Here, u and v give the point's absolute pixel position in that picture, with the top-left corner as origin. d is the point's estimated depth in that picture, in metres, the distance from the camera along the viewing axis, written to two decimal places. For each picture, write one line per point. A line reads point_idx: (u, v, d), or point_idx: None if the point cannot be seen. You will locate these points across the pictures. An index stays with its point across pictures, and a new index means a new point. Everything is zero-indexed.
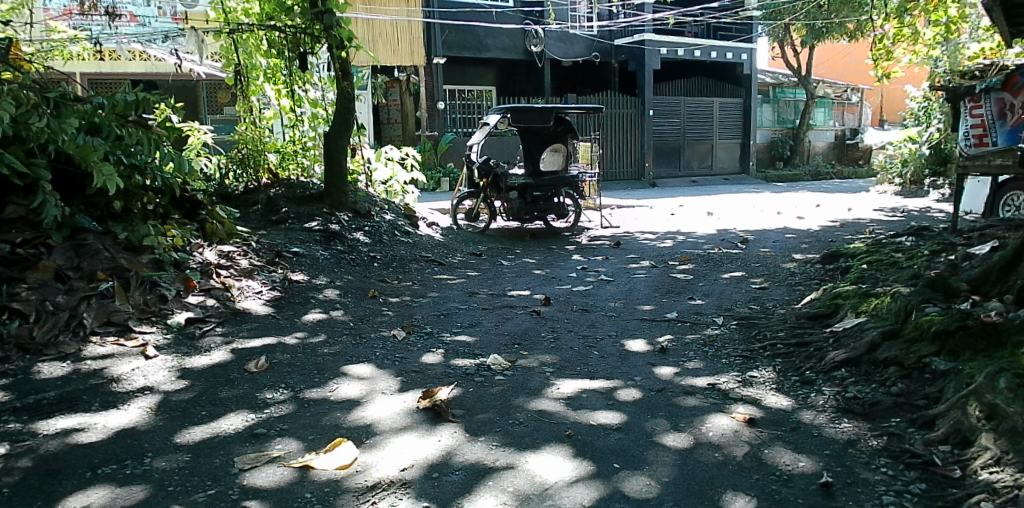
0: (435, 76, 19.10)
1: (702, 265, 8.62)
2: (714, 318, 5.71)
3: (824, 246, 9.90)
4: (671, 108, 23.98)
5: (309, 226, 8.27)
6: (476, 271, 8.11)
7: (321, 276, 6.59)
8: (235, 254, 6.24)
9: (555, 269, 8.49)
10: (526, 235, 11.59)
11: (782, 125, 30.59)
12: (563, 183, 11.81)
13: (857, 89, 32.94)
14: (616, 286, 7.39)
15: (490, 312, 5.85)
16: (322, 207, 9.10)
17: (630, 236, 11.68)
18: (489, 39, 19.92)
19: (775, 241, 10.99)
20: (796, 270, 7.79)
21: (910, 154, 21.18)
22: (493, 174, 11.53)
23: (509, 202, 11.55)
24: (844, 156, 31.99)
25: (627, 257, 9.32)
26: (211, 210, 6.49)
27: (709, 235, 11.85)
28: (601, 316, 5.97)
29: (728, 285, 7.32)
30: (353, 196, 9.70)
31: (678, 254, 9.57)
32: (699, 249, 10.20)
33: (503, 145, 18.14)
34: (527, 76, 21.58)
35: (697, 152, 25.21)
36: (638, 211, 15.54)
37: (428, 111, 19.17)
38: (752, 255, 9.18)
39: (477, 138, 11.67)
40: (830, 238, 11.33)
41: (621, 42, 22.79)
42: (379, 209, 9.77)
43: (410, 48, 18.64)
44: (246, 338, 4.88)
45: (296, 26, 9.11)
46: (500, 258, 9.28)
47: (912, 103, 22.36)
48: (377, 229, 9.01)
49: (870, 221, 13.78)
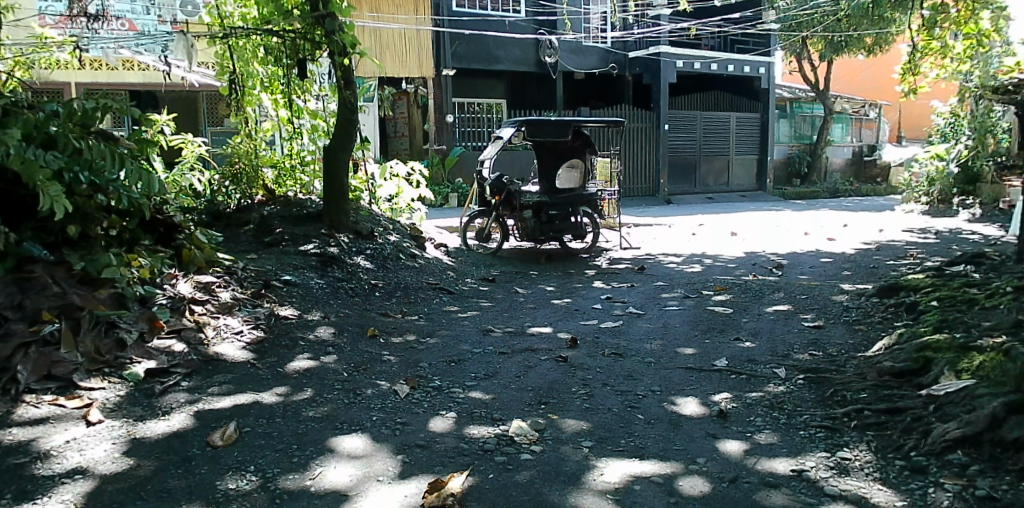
0: (444, 88, 18.25)
1: (740, 295, 7.75)
2: (773, 369, 4.85)
3: (869, 276, 9.04)
4: (686, 122, 23.19)
5: (304, 249, 7.42)
6: (490, 302, 7.26)
7: (315, 310, 5.76)
8: (214, 285, 5.39)
9: (578, 299, 7.63)
10: (541, 258, 10.74)
11: (800, 141, 29.79)
12: (582, 201, 10.98)
13: (875, 104, 32.12)
14: (648, 322, 6.52)
15: (510, 359, 5.00)
16: (320, 227, 8.25)
17: (654, 259, 10.81)
18: (500, 50, 19.12)
19: (812, 267, 10.13)
20: (850, 306, 6.92)
21: (936, 172, 20.29)
22: (507, 192, 10.72)
23: (523, 221, 10.71)
24: (862, 173, 31.14)
25: (655, 285, 8.48)
26: (190, 234, 5.65)
27: (738, 259, 11.01)
28: (638, 363, 5.10)
29: (776, 323, 6.44)
30: (355, 215, 8.85)
31: (711, 282, 8.72)
32: (732, 276, 9.34)
33: (514, 160, 17.34)
34: (539, 87, 20.75)
35: (713, 168, 24.37)
36: (658, 231, 14.68)
37: (436, 124, 18.42)
38: (793, 284, 8.33)
39: (489, 153, 10.87)
40: (872, 264, 10.47)
41: (636, 55, 21.95)
42: (383, 229, 8.93)
43: (418, 59, 17.92)
44: (216, 395, 4.04)
45: (293, 31, 8.32)
46: (515, 285, 8.44)
47: (939, 119, 21.56)
48: (380, 251, 8.16)
49: (908, 244, 12.89)
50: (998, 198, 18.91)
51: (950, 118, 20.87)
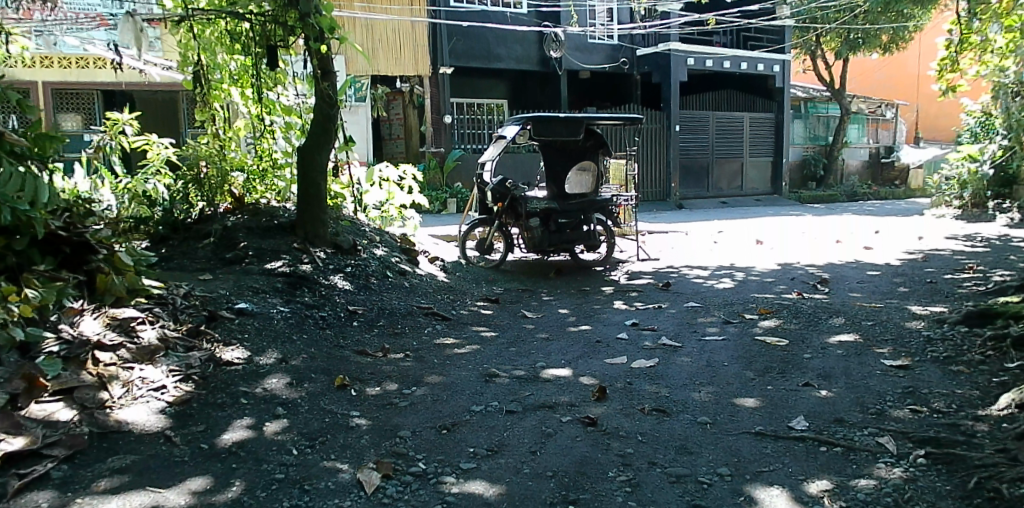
0: (441, 87, 17.03)
1: (792, 320, 6.51)
2: (875, 440, 3.63)
3: (932, 296, 7.80)
4: (699, 123, 21.98)
5: (269, 268, 6.16)
6: (493, 330, 6.02)
7: (272, 352, 4.48)
8: (137, 321, 4.08)
9: (599, 326, 6.39)
10: (551, 271, 9.49)
11: (815, 142, 28.49)
12: (594, 207, 9.77)
13: (891, 104, 30.82)
14: (689, 358, 5.29)
15: (524, 421, 3.77)
16: (292, 241, 6.96)
17: (678, 273, 9.57)
18: (501, 48, 17.88)
19: (859, 282, 8.92)
20: (933, 338, 5.70)
21: (969, 174, 19.07)
22: (511, 197, 9.48)
23: (529, 230, 9.47)
24: (878, 175, 30.00)
25: (685, 305, 7.24)
26: (109, 254, 4.39)
27: (774, 273, 9.80)
28: (692, 425, 3.87)
29: (850, 362, 5.22)
30: (335, 225, 7.55)
31: (751, 301, 7.48)
32: (773, 294, 8.11)
33: (515, 164, 16.15)
34: (542, 88, 19.44)
35: (727, 171, 23.09)
36: (675, 239, 13.43)
37: (434, 126, 17.17)
38: (848, 305, 7.09)
39: (491, 154, 9.67)
40: (928, 278, 9.25)
41: (644, 52, 20.64)
42: (368, 242, 7.67)
43: (414, 56, 16.70)
44: (99, 497, 2.81)
45: (264, 14, 7.01)
46: (523, 307, 7.19)
47: (968, 118, 20.49)
48: (363, 269, 6.90)
49: (956, 255, 11.67)
50: None
51: (983, 115, 19.70)
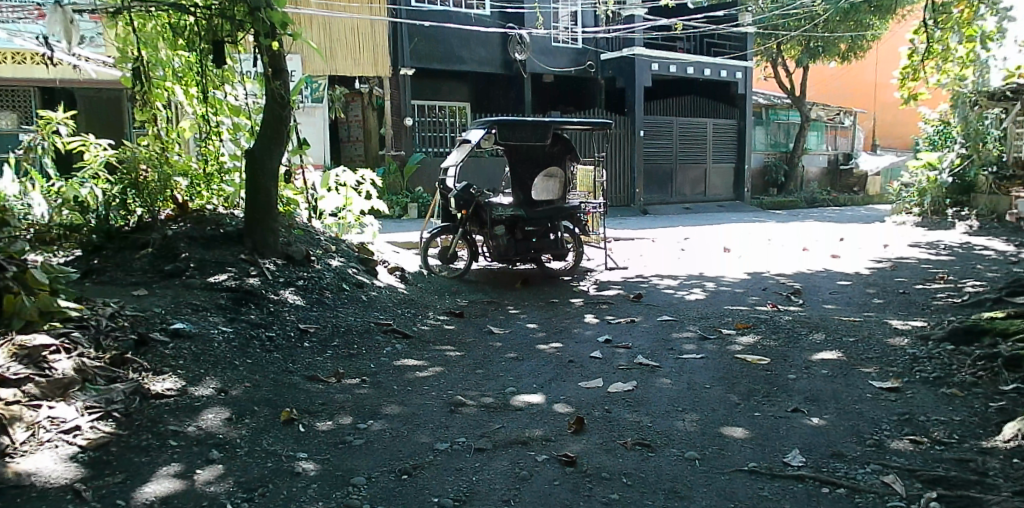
0: (402, 89, 16.55)
1: (772, 336, 6.21)
2: (879, 479, 3.32)
3: (908, 309, 7.56)
4: (662, 128, 21.82)
5: (213, 282, 5.68)
6: (457, 349, 5.60)
7: (209, 381, 4.03)
8: (48, 350, 3.64)
9: (571, 342, 6.02)
10: (517, 281, 9.12)
11: (776, 148, 28.59)
12: (562, 214, 9.43)
13: (850, 112, 31.03)
14: (668, 379, 4.94)
15: (494, 461, 3.37)
16: (239, 251, 6.48)
17: (648, 283, 9.25)
18: (464, 50, 17.48)
19: (832, 293, 8.67)
20: (919, 356, 5.42)
21: (928, 182, 18.98)
22: (476, 204, 9.11)
23: (495, 238, 9.10)
24: (837, 182, 30.20)
25: (659, 320, 6.89)
26: (20, 272, 3.98)
27: (745, 283, 9.53)
28: (679, 462, 3.51)
29: (837, 384, 4.92)
30: (287, 234, 7.07)
31: (726, 315, 7.16)
32: (747, 306, 7.81)
33: (478, 169, 15.72)
34: (505, 91, 19.07)
35: (690, 176, 22.95)
36: (642, 246, 13.14)
37: (394, 129, 16.67)
38: (826, 318, 6.81)
39: (455, 159, 9.26)
40: (900, 288, 9.04)
41: (609, 56, 20.42)
42: (323, 252, 7.20)
43: (374, 56, 16.22)
44: None
45: (209, 7, 6.50)
46: (489, 321, 6.79)
47: (926, 126, 20.58)
48: (318, 281, 6.44)
49: (924, 264, 11.54)
50: (994, 210, 17.72)
51: (942, 124, 19.75)
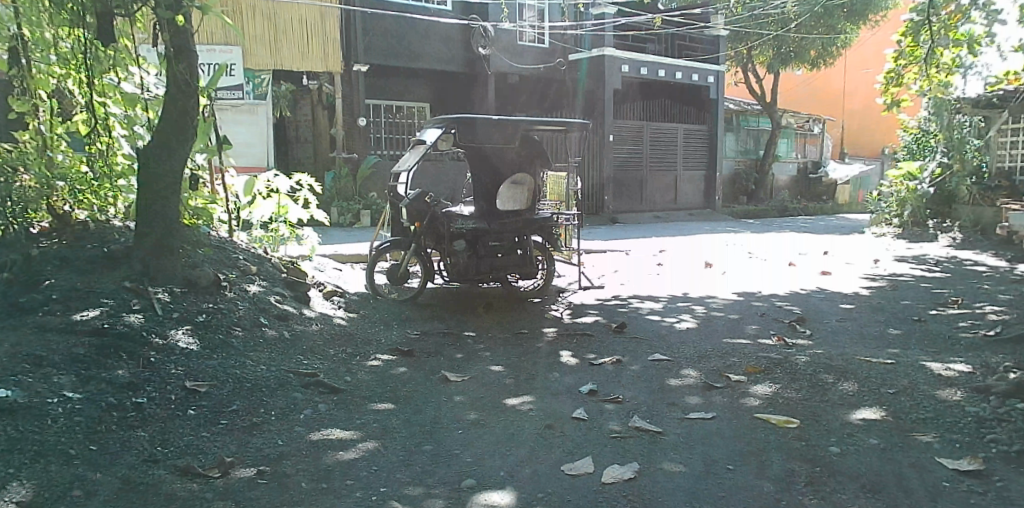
0: (356, 87, 15.26)
1: (793, 385, 5.06)
2: None
3: (935, 344, 6.47)
4: (632, 134, 20.76)
5: (78, 321, 4.36)
6: (402, 408, 4.34)
7: (17, 488, 2.99)
8: None
9: (547, 395, 4.77)
10: (479, 305, 7.84)
11: (746, 156, 27.65)
12: (531, 227, 8.19)
13: (819, 119, 30.24)
14: (676, 458, 3.78)
15: None
16: (127, 276, 5.14)
17: (629, 308, 8.05)
18: (423, 46, 16.20)
19: (840, 321, 7.58)
20: (986, 420, 4.33)
21: (908, 192, 17.84)
22: (432, 215, 7.83)
23: (454, 256, 7.84)
24: (807, 191, 29.38)
25: (651, 361, 5.65)
26: None
27: (739, 306, 8.37)
28: None
29: (894, 464, 3.80)
30: (192, 252, 5.74)
31: (730, 351, 5.96)
32: (749, 339, 6.65)
33: (431, 175, 14.51)
34: (467, 92, 17.79)
35: (661, 184, 21.86)
36: (617, 261, 11.94)
37: (346, 129, 15.33)
38: (850, 358, 5.68)
39: (408, 162, 7.97)
40: (914, 314, 7.97)
41: (576, 56, 19.15)
42: (240, 276, 5.86)
43: (324, 50, 14.79)
44: None
45: None
46: (444, 362, 5.52)
47: (904, 136, 19.75)
48: (227, 315, 5.12)
49: (925, 283, 10.51)
50: (978, 222, 16.71)
51: (922, 132, 18.84)
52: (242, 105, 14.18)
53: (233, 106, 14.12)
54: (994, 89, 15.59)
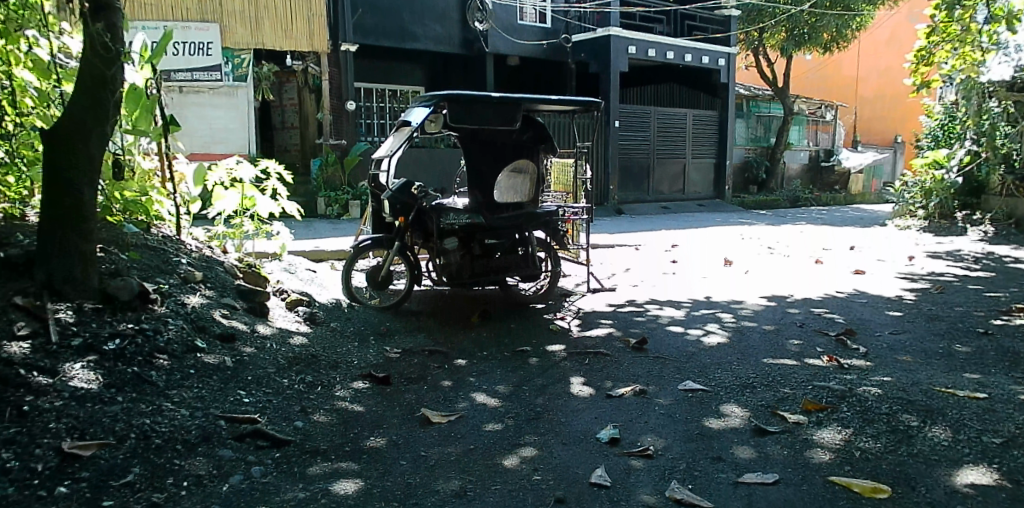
0: (344, 68, 14.00)
1: (869, 429, 4.00)
2: None
3: (1018, 368, 5.40)
4: (639, 119, 19.60)
5: None
6: (365, 468, 3.29)
7: None
8: None
9: (557, 444, 3.70)
10: (475, 312, 6.75)
11: (756, 143, 26.41)
12: (533, 222, 7.14)
13: (831, 106, 28.88)
14: None
15: None
16: (26, 289, 4.07)
17: (648, 316, 6.96)
18: (417, 26, 15.08)
19: (895, 334, 6.52)
20: None
21: (934, 181, 16.48)
22: (420, 208, 6.71)
23: (445, 254, 6.74)
24: (818, 180, 28.18)
25: (684, 392, 4.57)
26: None
27: (774, 314, 7.28)
28: None
29: None
30: (118, 257, 4.64)
31: (777, 376, 4.89)
32: (795, 359, 5.58)
33: (424, 162, 13.47)
34: (465, 75, 16.63)
35: (669, 172, 20.74)
36: (628, 258, 10.82)
37: (334, 113, 14.15)
38: (929, 389, 4.61)
39: (391, 147, 6.87)
40: (979, 326, 6.86)
41: (581, 37, 17.89)
42: (178, 285, 4.77)
43: (309, 27, 13.59)
44: None
45: None
46: (426, 394, 4.44)
47: (927, 121, 18.49)
48: (150, 334, 4.01)
49: (974, 286, 9.38)
50: (1011, 214, 15.37)
51: (948, 118, 17.54)
52: (220, 88, 13.08)
53: (210, 87, 13.03)
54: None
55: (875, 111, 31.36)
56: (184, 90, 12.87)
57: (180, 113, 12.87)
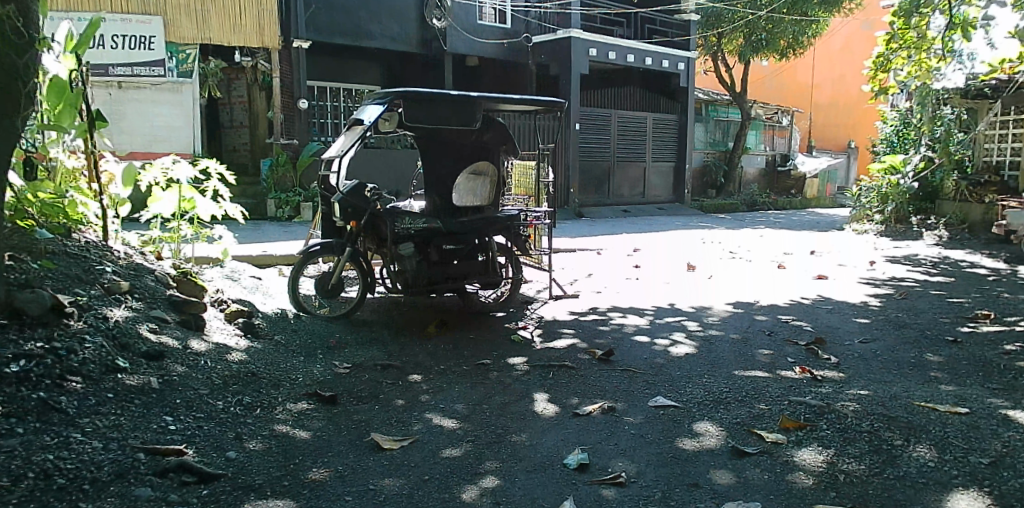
0: (297, 65, 13.60)
1: (852, 449, 3.75)
2: None
3: (993, 379, 5.23)
4: (599, 122, 19.41)
5: None
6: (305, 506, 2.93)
7: None
8: None
9: (519, 472, 3.38)
10: (432, 321, 6.40)
11: (714, 147, 26.46)
12: (493, 227, 6.82)
13: (787, 111, 29.05)
14: None
15: None
16: None
17: (613, 325, 6.68)
18: (373, 24, 14.67)
19: (865, 343, 6.33)
20: None
21: (890, 187, 16.37)
22: (374, 212, 6.29)
23: (402, 261, 6.36)
24: (775, 184, 28.33)
25: (654, 409, 4.29)
26: None
27: (741, 322, 7.05)
28: None
29: None
30: (29, 267, 4.22)
31: (751, 391, 4.63)
32: (766, 370, 5.34)
33: (378, 164, 13.08)
34: (422, 75, 16.25)
35: (629, 176, 20.60)
36: (589, 263, 10.56)
37: (285, 112, 13.63)
38: (909, 403, 4.39)
39: (342, 145, 6.41)
40: (948, 334, 6.71)
41: (541, 39, 17.59)
42: (99, 296, 4.35)
43: (258, 23, 13.06)
44: None
45: None
46: (377, 415, 4.08)
47: (883, 127, 18.58)
48: (61, 354, 3.62)
49: (937, 292, 9.30)
50: (964, 219, 15.27)
51: (903, 124, 17.65)
52: (163, 84, 12.51)
53: (152, 84, 12.46)
54: (983, 79, 14.33)
55: (830, 117, 31.67)
56: (123, 85, 12.27)
57: (118, 110, 12.26)
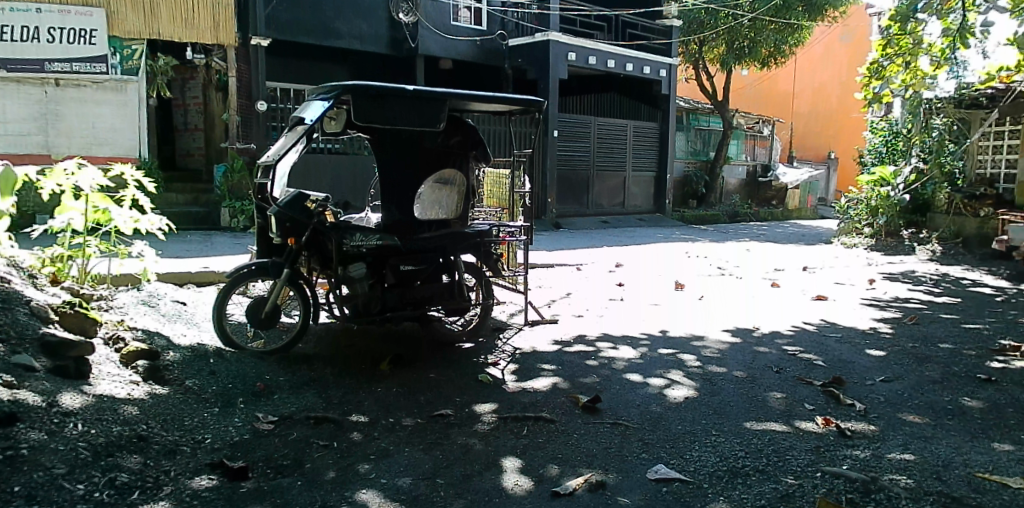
0: (255, 64, 12.60)
1: None
2: None
3: None
4: (578, 129, 18.56)
5: None
6: None
7: None
8: None
9: None
10: (388, 355, 5.45)
11: (696, 157, 25.70)
12: (463, 244, 5.87)
13: (768, 120, 28.40)
14: None
15: None
16: None
17: (599, 359, 5.76)
18: (338, 22, 13.70)
19: (890, 383, 5.47)
20: None
21: (880, 198, 15.42)
22: (318, 227, 5.36)
23: (352, 284, 5.42)
24: (756, 195, 27.51)
25: (655, 485, 3.39)
26: None
27: (744, 354, 6.17)
28: None
29: None
30: None
31: (773, 457, 3.73)
32: (784, 421, 4.44)
33: (340, 169, 12.20)
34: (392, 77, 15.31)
35: (608, 185, 19.76)
36: (569, 281, 9.67)
37: (242, 114, 12.61)
38: (970, 475, 3.53)
39: (282, 149, 5.50)
40: (978, 371, 5.87)
41: (518, 42, 16.69)
42: None
43: (212, 17, 12.06)
44: None
45: None
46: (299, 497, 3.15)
47: (870, 137, 17.88)
48: None
49: (949, 315, 8.47)
50: (957, 233, 14.45)
51: (892, 135, 16.94)
52: (106, 83, 11.42)
53: (93, 81, 11.35)
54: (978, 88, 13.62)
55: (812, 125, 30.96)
56: (60, 83, 11.14)
57: (56, 111, 11.17)
